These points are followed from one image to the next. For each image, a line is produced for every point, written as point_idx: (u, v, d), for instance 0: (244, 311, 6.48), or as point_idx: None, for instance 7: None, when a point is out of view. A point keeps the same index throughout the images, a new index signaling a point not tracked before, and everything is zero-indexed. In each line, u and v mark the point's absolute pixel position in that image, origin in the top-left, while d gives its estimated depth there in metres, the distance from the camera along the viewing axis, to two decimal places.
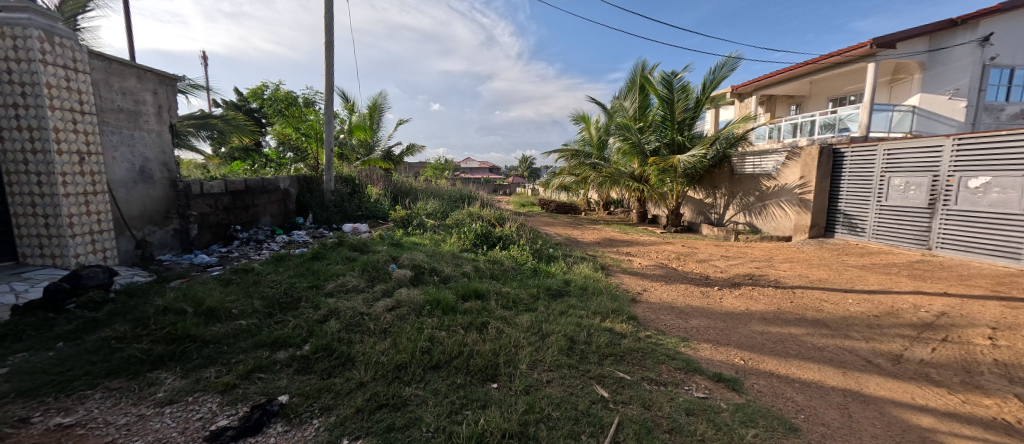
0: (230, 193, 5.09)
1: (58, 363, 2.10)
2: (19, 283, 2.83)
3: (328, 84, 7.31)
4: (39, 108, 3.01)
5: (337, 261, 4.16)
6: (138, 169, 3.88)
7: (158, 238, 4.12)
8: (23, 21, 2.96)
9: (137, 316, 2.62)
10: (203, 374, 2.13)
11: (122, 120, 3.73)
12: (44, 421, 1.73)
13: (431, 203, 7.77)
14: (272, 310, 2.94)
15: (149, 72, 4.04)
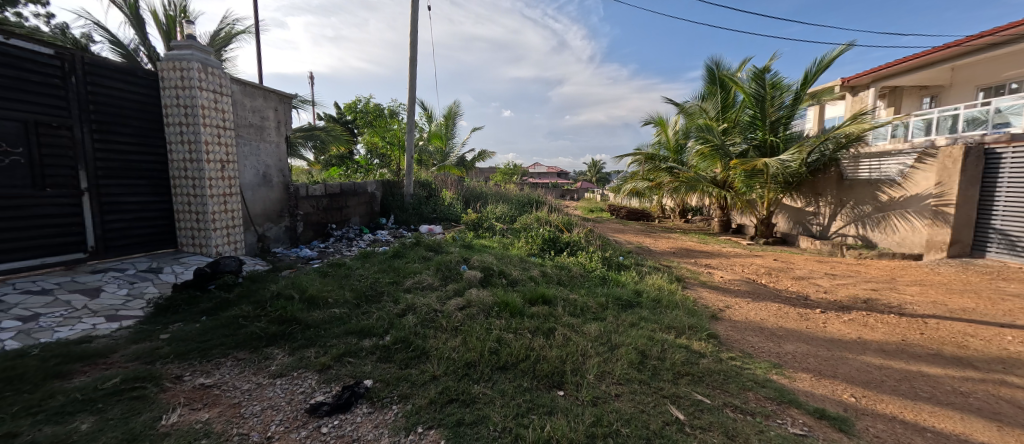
0: (328, 195, 5.78)
1: (202, 334, 2.58)
2: (178, 266, 3.55)
3: (411, 96, 7.96)
4: (196, 125, 3.74)
5: (414, 260, 4.49)
6: (261, 174, 4.61)
7: (274, 233, 4.83)
8: (188, 56, 3.71)
9: (257, 299, 3.10)
10: (306, 354, 2.45)
11: (251, 134, 4.46)
12: (192, 380, 2.13)
13: (500, 207, 7.99)
14: (360, 301, 3.26)
15: (272, 93, 4.78)
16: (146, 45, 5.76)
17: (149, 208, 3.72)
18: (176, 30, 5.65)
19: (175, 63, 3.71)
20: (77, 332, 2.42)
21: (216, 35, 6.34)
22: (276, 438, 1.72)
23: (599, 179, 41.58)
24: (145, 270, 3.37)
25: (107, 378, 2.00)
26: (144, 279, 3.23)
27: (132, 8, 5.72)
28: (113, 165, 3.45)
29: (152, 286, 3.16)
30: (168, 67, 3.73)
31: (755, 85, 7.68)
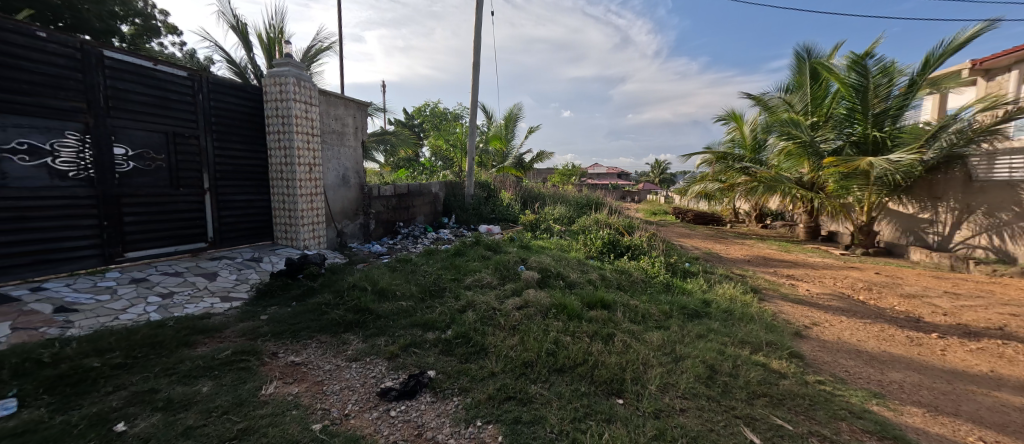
0: (397, 196, 6.20)
1: (293, 317, 2.92)
2: (274, 257, 4.06)
3: (473, 99, 8.24)
4: (291, 133, 4.25)
5: (474, 258, 4.64)
6: (341, 176, 5.09)
7: (351, 229, 5.30)
8: (285, 72, 4.23)
9: (337, 288, 3.43)
10: (377, 342, 2.66)
11: (334, 140, 4.95)
12: (285, 357, 2.43)
13: (558, 208, 7.94)
14: (425, 295, 3.46)
15: (351, 101, 5.26)
16: (253, 63, 6.65)
17: (254, 205, 4.31)
18: (276, 49, 6.45)
19: (275, 79, 4.25)
20: (200, 309, 2.88)
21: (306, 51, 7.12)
22: (353, 416, 1.90)
23: (663, 180, 39.40)
24: (249, 259, 3.90)
25: (222, 350, 2.36)
26: (249, 267, 3.75)
27: (242, 32, 6.64)
28: (228, 168, 4.04)
29: (255, 273, 3.65)
30: (270, 82, 4.28)
31: (855, 73, 6.75)
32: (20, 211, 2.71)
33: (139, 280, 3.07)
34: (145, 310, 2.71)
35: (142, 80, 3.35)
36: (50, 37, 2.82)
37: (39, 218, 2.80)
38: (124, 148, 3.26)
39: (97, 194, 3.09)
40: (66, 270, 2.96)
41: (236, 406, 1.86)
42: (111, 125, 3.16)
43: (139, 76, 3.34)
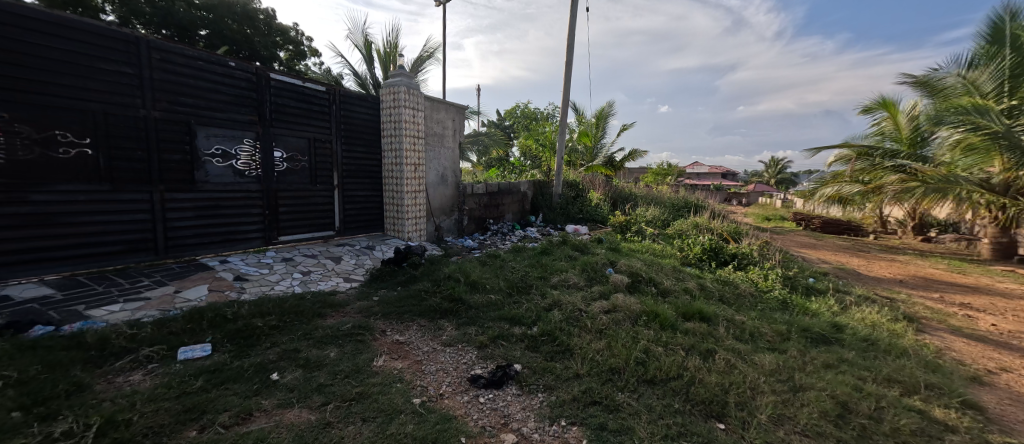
0: (488, 194, 6.52)
1: (398, 300, 3.28)
2: (384, 246, 4.62)
3: (564, 98, 8.21)
4: (401, 136, 4.77)
5: (561, 257, 4.65)
6: (440, 175, 5.53)
7: (447, 224, 5.74)
8: (398, 81, 4.75)
9: (435, 277, 3.75)
10: (468, 330, 2.84)
11: (435, 142, 5.40)
12: (392, 336, 2.74)
13: (651, 209, 7.47)
14: (512, 291, 3.58)
15: (451, 106, 5.67)
16: (372, 76, 7.63)
17: (370, 200, 4.96)
18: (391, 62, 7.28)
19: (390, 89, 4.80)
20: (328, 287, 3.42)
21: (414, 61, 7.88)
22: (446, 396, 2.06)
23: (780, 181, 34.16)
24: (365, 247, 4.50)
25: (344, 323, 2.77)
26: (365, 254, 4.32)
27: (365, 49, 7.66)
28: (352, 168, 4.71)
29: (369, 260, 4.20)
30: (386, 92, 4.86)
31: None
32: (216, 201, 3.54)
33: (288, 258, 3.78)
34: (291, 284, 3.32)
35: (294, 96, 4.09)
36: (237, 65, 3.61)
37: (227, 207, 3.62)
38: (281, 151, 4.02)
39: (263, 188, 3.87)
40: (242, 248, 3.77)
41: (354, 372, 2.18)
42: (273, 133, 3.93)
43: (292, 93, 4.08)
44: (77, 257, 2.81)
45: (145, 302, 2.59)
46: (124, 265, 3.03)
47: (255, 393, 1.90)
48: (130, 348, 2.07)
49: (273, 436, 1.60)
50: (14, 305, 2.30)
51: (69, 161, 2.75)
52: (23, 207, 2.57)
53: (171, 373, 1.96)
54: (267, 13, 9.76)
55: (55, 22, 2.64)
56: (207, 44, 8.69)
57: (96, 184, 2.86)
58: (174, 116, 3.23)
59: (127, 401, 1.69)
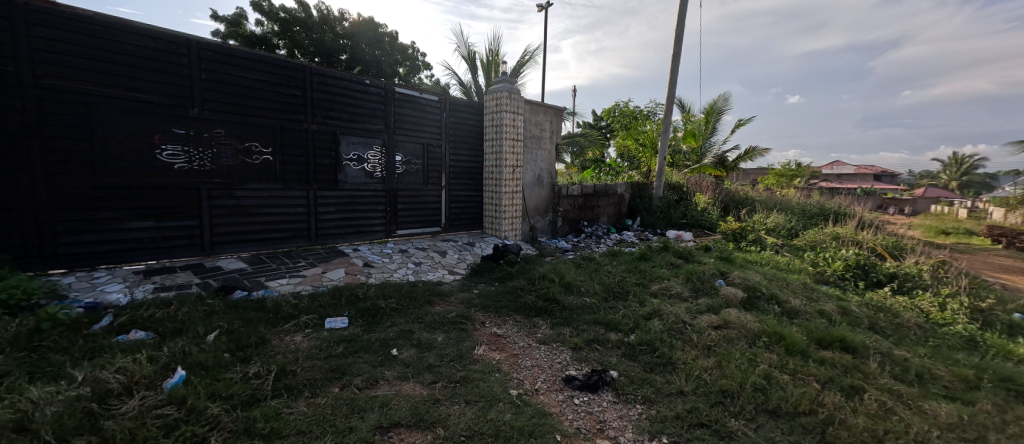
0: (583, 195, 6.45)
1: (496, 295, 3.46)
2: (483, 244, 4.92)
3: (669, 94, 7.67)
4: (501, 139, 5.02)
5: (662, 264, 4.36)
6: (537, 177, 5.66)
7: (542, 225, 5.85)
8: (501, 87, 5.01)
9: (530, 276, 3.86)
10: (563, 331, 2.85)
11: (533, 144, 5.54)
12: (490, 328, 2.91)
13: (774, 216, 6.50)
14: (608, 295, 3.48)
15: (550, 108, 5.75)
16: (476, 84, 8.17)
17: (472, 199, 5.33)
18: (493, 69, 7.71)
19: (493, 95, 5.09)
20: (436, 277, 3.79)
21: (514, 66, 8.19)
22: (541, 392, 2.11)
23: (963, 185, 26.44)
24: (467, 243, 4.86)
25: (450, 312, 3.04)
26: (466, 249, 4.67)
27: (470, 60, 8.25)
28: (458, 170, 5.12)
29: (470, 255, 4.52)
30: (489, 98, 5.17)
31: None
32: (352, 198, 4.19)
33: (404, 250, 4.29)
34: (407, 272, 3.76)
35: (413, 106, 4.62)
36: (371, 82, 4.23)
37: (359, 203, 4.27)
38: (401, 155, 4.57)
39: (386, 188, 4.46)
40: (369, 239, 4.40)
41: (459, 357, 2.37)
42: (395, 140, 4.50)
43: (411, 104, 4.61)
44: (259, 240, 3.61)
45: (303, 278, 3.22)
46: (289, 248, 3.79)
47: (380, 364, 2.21)
48: (294, 315, 2.59)
49: (394, 403, 1.84)
50: (223, 274, 3.07)
51: (258, 166, 3.53)
52: (229, 200, 3.39)
53: (321, 338, 2.39)
54: (392, 35, 11.24)
55: (253, 59, 3.43)
56: (347, 67, 10.39)
57: (274, 184, 3.63)
58: (325, 127, 3.93)
59: (292, 355, 2.12)
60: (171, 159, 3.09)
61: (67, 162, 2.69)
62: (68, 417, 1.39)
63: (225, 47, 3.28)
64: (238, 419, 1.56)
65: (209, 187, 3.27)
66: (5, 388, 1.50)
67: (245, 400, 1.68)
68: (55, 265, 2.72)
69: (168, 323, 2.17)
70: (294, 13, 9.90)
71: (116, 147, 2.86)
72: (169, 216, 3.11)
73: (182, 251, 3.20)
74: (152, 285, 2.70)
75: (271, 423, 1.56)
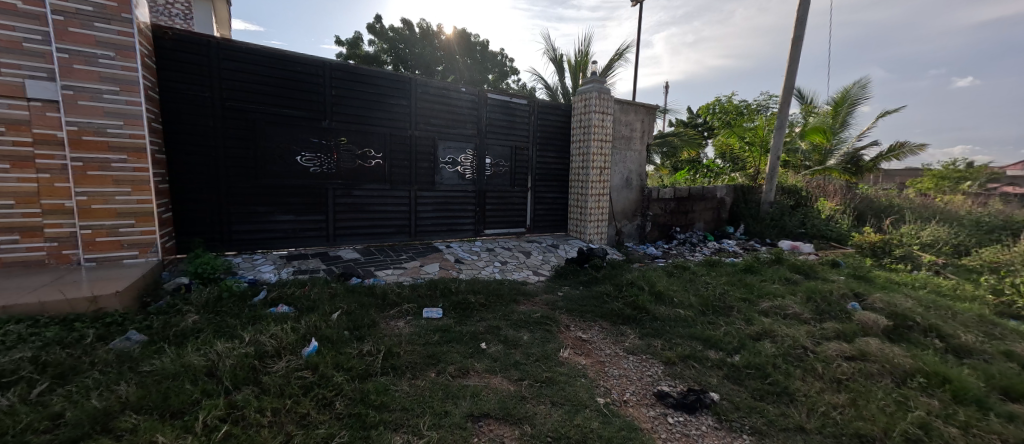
0: (676, 199, 5.99)
1: (581, 299, 3.40)
2: (567, 246, 4.87)
3: (785, 85, 6.72)
4: (589, 141, 4.93)
5: (773, 279, 3.85)
6: (625, 179, 5.42)
7: (629, 229, 5.60)
8: (590, 88, 4.93)
9: (617, 282, 3.71)
10: (654, 342, 2.67)
11: (623, 145, 5.33)
12: (575, 332, 2.86)
13: (931, 228, 5.26)
14: (707, 309, 3.17)
15: (642, 107, 5.46)
16: (563, 85, 8.14)
17: (556, 201, 5.34)
18: (581, 70, 7.60)
19: (582, 96, 5.03)
20: (521, 277, 3.87)
21: (603, 65, 7.97)
22: (631, 405, 2.00)
23: None
24: (551, 244, 4.88)
25: (535, 312, 3.08)
26: (550, 251, 4.68)
27: (558, 62, 8.26)
28: (544, 172, 5.17)
29: (554, 257, 4.52)
30: (578, 99, 5.12)
31: None
32: (446, 198, 4.52)
33: (491, 248, 4.47)
34: (494, 270, 3.92)
35: (503, 110, 4.79)
36: (466, 90, 4.51)
37: (453, 203, 4.57)
38: (491, 158, 4.78)
39: (476, 189, 4.70)
40: (460, 236, 4.69)
41: (544, 358, 2.38)
42: (486, 143, 4.72)
43: (502, 108, 4.79)
44: (370, 234, 4.10)
45: (404, 270, 3.56)
46: (393, 242, 4.23)
47: (471, 355, 2.33)
48: (397, 302, 2.89)
49: (484, 395, 1.92)
50: (342, 262, 3.55)
51: (371, 168, 4.01)
52: (349, 198, 3.92)
53: (420, 326, 2.62)
54: (482, 44, 11.87)
55: (371, 75, 3.91)
56: (442, 76, 11.26)
57: (382, 184, 4.09)
58: (426, 133, 4.30)
59: (397, 338, 2.36)
60: (308, 163, 3.68)
61: (238, 166, 3.37)
62: (240, 368, 1.74)
63: (350, 66, 3.80)
64: (356, 389, 1.78)
65: (334, 186, 3.82)
66: (200, 340, 1.93)
67: (361, 373, 1.92)
68: (228, 247, 3.42)
69: (304, 301, 2.59)
70: (400, 32, 11.06)
71: (270, 154, 3.50)
72: (305, 211, 3.71)
73: (312, 241, 3.79)
74: (292, 268, 3.24)
75: (381, 396, 1.75)
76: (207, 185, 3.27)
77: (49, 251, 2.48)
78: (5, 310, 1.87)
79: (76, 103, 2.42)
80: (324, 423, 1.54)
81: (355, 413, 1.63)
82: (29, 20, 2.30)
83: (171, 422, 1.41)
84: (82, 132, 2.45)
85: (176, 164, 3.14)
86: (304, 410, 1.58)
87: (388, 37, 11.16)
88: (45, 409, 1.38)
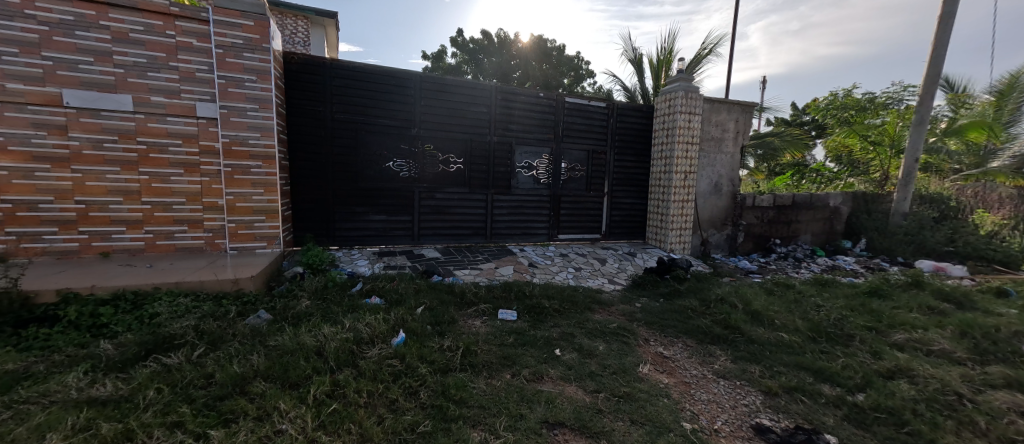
0: (777, 207, 5.32)
1: (662, 312, 3.17)
2: (645, 255, 4.61)
3: (926, 73, 5.58)
4: (673, 143, 4.61)
5: (909, 307, 3.19)
6: (714, 184, 4.96)
7: (717, 240, 5.11)
8: (676, 87, 4.61)
9: (704, 297, 3.39)
10: (750, 368, 2.38)
11: (712, 147, 4.89)
12: (656, 347, 2.67)
13: None
14: (817, 336, 2.73)
15: (736, 105, 4.96)
16: (643, 86, 7.76)
17: (634, 207, 5.09)
18: (664, 69, 7.18)
19: (667, 97, 4.73)
20: (596, 285, 3.75)
21: (690, 62, 7.41)
22: (723, 436, 1.78)
23: None
24: (627, 252, 4.65)
25: (611, 321, 2.95)
26: (627, 259, 4.46)
27: (638, 62, 7.90)
28: (621, 176, 4.97)
29: (631, 266, 4.30)
30: (662, 100, 4.83)
31: None
32: (521, 202, 4.58)
33: (564, 254, 4.41)
34: (568, 276, 3.85)
35: (581, 114, 4.72)
36: (544, 95, 4.54)
37: (528, 207, 4.62)
38: (567, 163, 4.73)
39: (551, 193, 4.69)
40: (533, 240, 4.72)
41: (622, 371, 2.26)
42: (563, 148, 4.69)
43: (579, 111, 4.72)
44: (449, 234, 4.33)
45: (480, 271, 3.69)
46: (470, 243, 4.42)
47: (545, 361, 2.31)
48: (475, 301, 2.99)
49: (559, 402, 1.88)
50: (425, 260, 3.80)
51: (452, 173, 4.24)
52: (432, 201, 4.19)
53: (495, 326, 2.68)
54: (559, 49, 11.91)
55: (455, 84, 4.14)
56: (519, 83, 11.46)
57: (462, 188, 4.29)
58: (504, 139, 4.42)
59: (474, 337, 2.44)
60: (398, 168, 4.02)
61: (342, 171, 3.81)
62: (342, 351, 1.94)
63: (438, 77, 4.07)
64: (437, 382, 1.87)
65: (420, 190, 4.11)
66: (311, 323, 2.21)
67: (442, 367, 2.01)
68: (332, 242, 3.88)
69: (393, 295, 2.82)
70: (480, 42, 11.62)
71: (368, 160, 3.90)
72: (394, 212, 4.05)
73: (400, 239, 4.13)
74: (382, 263, 3.56)
75: (460, 392, 1.82)
76: (317, 187, 3.76)
77: (205, 239, 3.04)
78: (177, 285, 2.34)
79: (229, 120, 2.96)
80: (411, 410, 1.65)
81: (438, 405, 1.71)
82: (200, 54, 2.86)
83: (289, 391, 1.63)
84: (232, 143, 2.99)
85: (296, 169, 3.66)
86: (393, 396, 1.70)
87: (469, 49, 11.79)
88: (202, 369, 1.68)
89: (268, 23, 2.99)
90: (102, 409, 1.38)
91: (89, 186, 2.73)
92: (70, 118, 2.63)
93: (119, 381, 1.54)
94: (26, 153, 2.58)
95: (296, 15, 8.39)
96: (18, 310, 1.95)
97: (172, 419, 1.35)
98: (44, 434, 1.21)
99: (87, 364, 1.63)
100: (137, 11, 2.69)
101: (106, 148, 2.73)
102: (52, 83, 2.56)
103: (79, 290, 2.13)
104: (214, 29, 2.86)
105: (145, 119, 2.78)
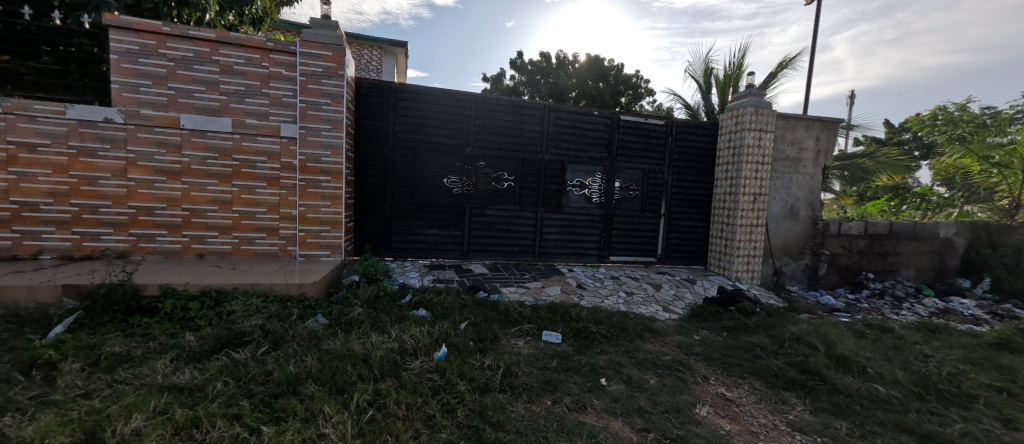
0: (869, 236, 4.64)
1: (725, 348, 2.87)
2: (705, 283, 4.25)
3: None
4: (740, 163, 4.27)
5: None
6: (789, 208, 4.48)
7: (793, 270, 4.57)
8: (744, 103, 4.30)
9: (777, 335, 3.00)
10: (834, 423, 2.03)
11: (787, 167, 4.44)
12: (715, 386, 2.40)
13: None
14: (923, 393, 2.28)
15: (817, 121, 4.48)
16: (707, 103, 7.35)
17: (694, 231, 4.76)
18: (731, 85, 6.74)
19: (734, 113, 4.42)
20: (649, 312, 3.51)
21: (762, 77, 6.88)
22: None
23: None
24: (685, 279, 4.32)
25: (664, 353, 2.73)
26: (685, 286, 4.14)
27: (702, 78, 7.52)
28: (681, 197, 4.69)
29: (690, 293, 3.97)
30: (728, 117, 4.52)
31: None
32: (572, 221, 4.49)
33: (615, 276, 4.22)
34: (618, 301, 3.65)
35: (637, 132, 4.57)
36: (599, 113, 4.47)
37: (578, 226, 4.51)
38: (621, 182, 4.59)
39: (603, 213, 4.55)
40: (584, 261, 4.58)
41: (674, 410, 2.05)
42: (617, 166, 4.55)
43: (635, 130, 4.57)
44: (498, 251, 4.36)
45: (527, 289, 3.64)
46: (518, 261, 4.40)
47: (589, 390, 2.17)
48: (519, 320, 2.95)
49: (603, 438, 1.73)
50: (472, 276, 3.85)
51: (503, 190, 4.31)
52: (483, 217, 4.26)
53: (538, 348, 2.60)
54: (617, 68, 11.73)
55: (510, 104, 4.24)
56: (575, 102, 11.52)
57: (512, 205, 4.33)
58: (556, 157, 4.40)
59: (516, 357, 2.38)
60: (453, 185, 4.17)
61: (401, 186, 4.04)
62: (387, 360, 1.99)
63: (494, 98, 4.21)
64: (475, 401, 1.84)
65: (472, 206, 4.21)
66: (361, 331, 2.31)
67: (481, 386, 1.98)
68: (388, 253, 4.09)
69: (439, 308, 2.87)
70: (538, 63, 11.91)
71: (425, 177, 4.09)
72: (447, 226, 4.19)
73: (450, 254, 4.23)
74: (432, 276, 3.66)
75: (498, 414, 1.76)
76: (378, 202, 4.01)
77: (279, 246, 3.37)
78: (252, 286, 2.59)
79: (307, 139, 3.30)
80: (447, 428, 1.63)
81: (474, 425, 1.68)
82: (287, 82, 3.24)
83: (336, 396, 1.70)
84: (308, 160, 3.32)
85: (360, 184, 3.96)
86: (430, 411, 1.70)
87: (527, 70, 12.09)
88: (263, 366, 1.83)
89: (344, 52, 3.32)
90: (178, 395, 1.55)
91: (193, 196, 3.17)
92: (184, 138, 3.10)
93: (195, 371, 1.72)
94: (149, 167, 3.07)
95: (371, 45, 9.31)
96: (128, 299, 2.29)
97: (233, 412, 1.47)
98: (132, 413, 1.38)
99: (173, 353, 1.85)
100: (241, 47, 3.13)
101: (208, 163, 3.16)
102: (173, 109, 3.06)
103: (175, 286, 2.44)
104: (300, 60, 3.23)
105: (240, 139, 3.20)
